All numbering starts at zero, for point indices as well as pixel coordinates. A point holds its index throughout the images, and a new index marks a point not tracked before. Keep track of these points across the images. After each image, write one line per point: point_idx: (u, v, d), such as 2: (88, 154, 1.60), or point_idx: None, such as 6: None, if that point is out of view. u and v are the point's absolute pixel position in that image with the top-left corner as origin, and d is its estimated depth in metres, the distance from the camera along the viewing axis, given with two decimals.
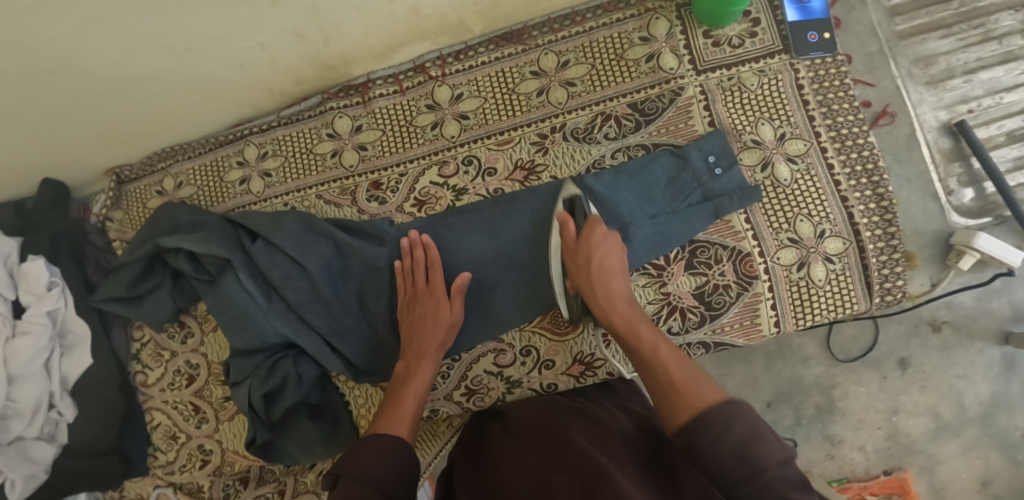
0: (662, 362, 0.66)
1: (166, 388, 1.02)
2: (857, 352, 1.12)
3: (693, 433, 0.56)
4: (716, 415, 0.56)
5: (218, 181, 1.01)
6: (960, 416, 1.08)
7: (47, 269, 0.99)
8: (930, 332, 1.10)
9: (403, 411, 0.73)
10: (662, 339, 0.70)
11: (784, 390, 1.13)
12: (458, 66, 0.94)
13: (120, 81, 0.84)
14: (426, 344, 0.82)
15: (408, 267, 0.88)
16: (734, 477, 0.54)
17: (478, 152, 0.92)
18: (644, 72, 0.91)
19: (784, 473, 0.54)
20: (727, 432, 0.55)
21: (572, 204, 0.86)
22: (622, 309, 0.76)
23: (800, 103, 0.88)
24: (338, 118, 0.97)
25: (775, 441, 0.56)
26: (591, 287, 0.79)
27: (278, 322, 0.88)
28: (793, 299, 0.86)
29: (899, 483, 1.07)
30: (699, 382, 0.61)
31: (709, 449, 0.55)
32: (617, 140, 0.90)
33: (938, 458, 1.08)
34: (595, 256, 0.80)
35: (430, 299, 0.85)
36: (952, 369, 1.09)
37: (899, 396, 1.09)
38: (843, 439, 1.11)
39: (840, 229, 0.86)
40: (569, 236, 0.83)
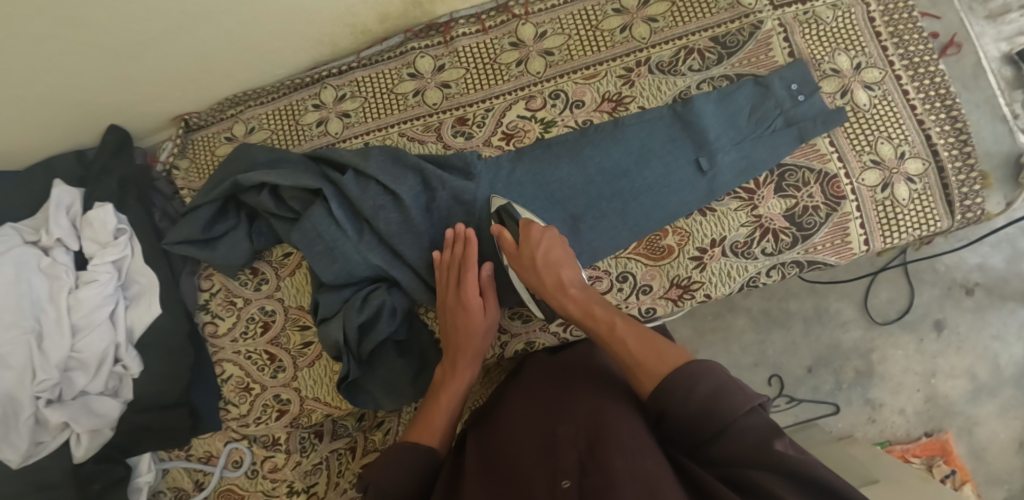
0: (623, 344, 0.71)
1: (239, 338, 0.99)
2: (895, 314, 1.21)
3: (663, 400, 0.63)
4: (677, 378, 0.63)
5: (294, 124, 1.00)
6: (996, 377, 1.17)
7: (115, 216, 0.96)
8: (963, 295, 1.20)
9: (434, 422, 0.77)
10: (617, 317, 0.75)
11: (825, 355, 1.21)
12: (541, 6, 0.97)
13: (215, 4, 0.82)
14: (460, 352, 0.82)
15: (446, 262, 0.85)
16: (706, 434, 0.60)
17: (565, 87, 0.94)
18: (723, 8, 0.94)
19: (752, 422, 0.59)
20: (692, 392, 0.61)
21: (504, 211, 0.86)
22: (573, 295, 0.79)
23: (872, 35, 0.93)
24: (420, 58, 0.98)
25: (741, 391, 0.61)
26: (543, 281, 0.81)
27: (370, 253, 0.87)
28: (880, 219, 0.89)
29: (940, 445, 1.16)
30: (659, 352, 0.68)
31: (679, 415, 0.62)
32: (702, 72, 0.92)
33: (977, 419, 1.17)
34: (537, 254, 0.81)
35: (461, 303, 0.83)
36: (987, 330, 1.18)
37: (936, 359, 1.19)
38: (883, 403, 1.19)
39: (918, 150, 0.90)
40: (509, 245, 0.84)
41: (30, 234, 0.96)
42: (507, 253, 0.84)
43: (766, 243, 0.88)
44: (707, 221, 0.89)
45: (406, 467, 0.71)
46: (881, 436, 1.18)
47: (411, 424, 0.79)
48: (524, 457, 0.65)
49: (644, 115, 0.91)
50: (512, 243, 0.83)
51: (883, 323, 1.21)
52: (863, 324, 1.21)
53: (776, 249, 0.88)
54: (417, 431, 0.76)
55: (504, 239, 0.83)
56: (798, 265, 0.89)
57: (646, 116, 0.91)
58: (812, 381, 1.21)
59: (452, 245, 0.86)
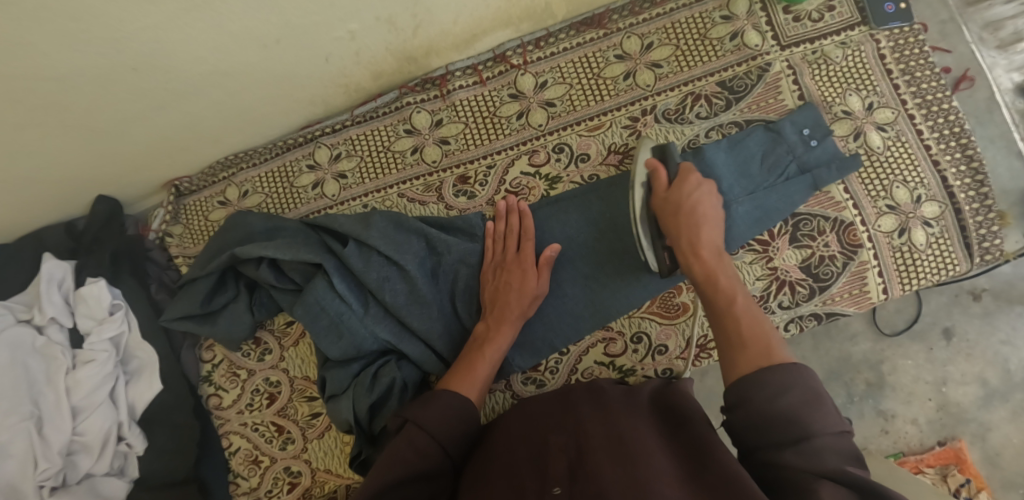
0: (735, 318, 0.67)
1: (245, 409, 0.96)
2: (903, 324, 1.14)
3: (747, 388, 0.58)
4: (777, 374, 0.57)
5: (288, 186, 0.96)
6: (1008, 382, 1.10)
7: (109, 291, 0.92)
8: (972, 301, 1.13)
9: (476, 374, 0.76)
10: (742, 295, 0.70)
11: (835, 369, 1.15)
12: (539, 53, 0.93)
13: (201, 79, 0.78)
14: (507, 310, 0.81)
15: (501, 230, 0.87)
16: (783, 434, 0.54)
17: (569, 139, 0.90)
18: (729, 50, 0.91)
19: (836, 445, 0.53)
20: (784, 393, 0.56)
21: (663, 151, 0.86)
22: (704, 257, 0.75)
23: (883, 73, 0.90)
24: (416, 113, 0.94)
25: (832, 414, 0.56)
26: (678, 229, 0.78)
27: (378, 327, 0.85)
28: (898, 265, 0.86)
29: (954, 453, 1.09)
30: (767, 341, 0.62)
31: (759, 408, 0.56)
32: (710, 119, 0.89)
33: (989, 425, 1.10)
34: (685, 205, 0.79)
35: (518, 267, 0.84)
36: (996, 334, 1.12)
37: (947, 367, 1.13)
38: (896, 414, 1.13)
39: (934, 192, 0.88)
40: (660, 183, 0.82)
41: (23, 312, 0.92)
42: (654, 192, 0.83)
43: (783, 296, 0.86)
44: None
45: (450, 416, 0.68)
46: (894, 447, 1.12)
47: (450, 372, 0.77)
48: (517, 463, 0.62)
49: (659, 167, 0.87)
50: (663, 182, 0.82)
51: (892, 334, 1.14)
52: (872, 336, 1.14)
53: (793, 302, 0.86)
54: (459, 380, 0.75)
55: (659, 174, 0.82)
56: (817, 317, 0.86)
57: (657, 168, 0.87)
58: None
59: (506, 217, 0.88)
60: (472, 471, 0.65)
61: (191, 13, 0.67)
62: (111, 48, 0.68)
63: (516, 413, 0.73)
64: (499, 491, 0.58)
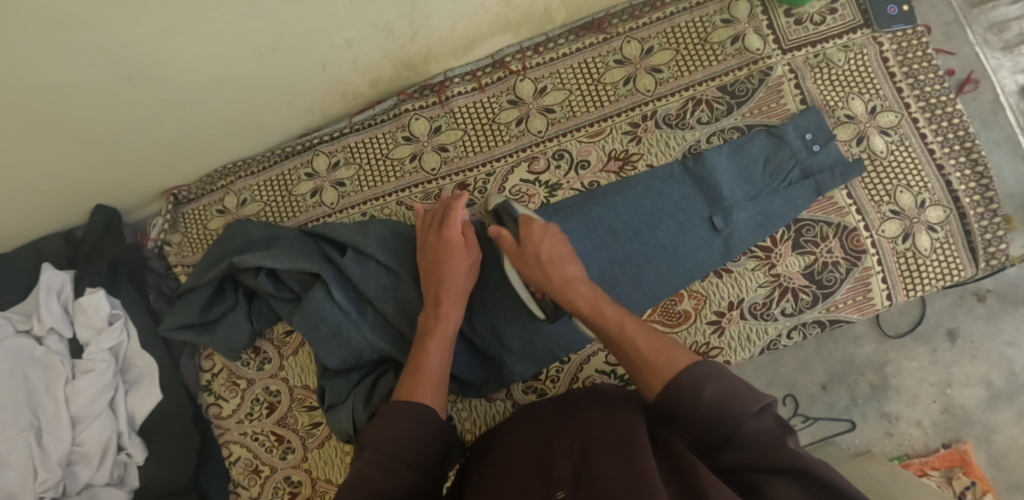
0: (632, 350, 0.66)
1: (245, 418, 0.95)
2: (907, 326, 1.13)
3: (673, 401, 0.58)
4: (690, 377, 0.58)
5: (286, 194, 0.95)
6: (1013, 383, 1.09)
7: (108, 301, 0.92)
8: (976, 302, 1.13)
9: (427, 373, 0.72)
10: (630, 319, 0.69)
11: (837, 371, 1.13)
12: (538, 59, 0.92)
13: (198, 88, 0.78)
14: (442, 288, 0.78)
15: (428, 221, 0.84)
16: (718, 436, 0.56)
17: (569, 146, 0.89)
18: (729, 54, 0.90)
19: (763, 424, 0.55)
20: (700, 393, 0.57)
21: (498, 213, 0.85)
22: (580, 294, 0.73)
23: (886, 76, 0.89)
24: (415, 120, 0.93)
25: (751, 390, 0.57)
26: (544, 278, 0.76)
27: (377, 338, 0.84)
28: (902, 271, 0.86)
29: (959, 455, 1.07)
30: (666, 354, 0.62)
31: (692, 417, 0.57)
32: (711, 125, 0.88)
33: (994, 427, 1.09)
34: (540, 250, 0.77)
35: (442, 243, 0.81)
36: (1000, 337, 1.10)
37: (951, 369, 1.11)
38: (900, 416, 1.11)
39: (938, 197, 0.87)
40: (508, 243, 0.80)
41: (22, 322, 0.91)
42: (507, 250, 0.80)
43: (786, 303, 0.85)
44: (724, 284, 0.86)
45: (405, 424, 0.64)
46: (898, 450, 1.10)
47: (400, 380, 0.72)
48: (520, 469, 0.61)
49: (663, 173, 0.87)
50: (511, 240, 0.80)
51: (895, 336, 1.13)
52: (875, 338, 1.13)
53: (796, 309, 0.85)
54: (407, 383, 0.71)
55: (503, 238, 0.80)
56: (820, 324, 0.85)
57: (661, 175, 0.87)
58: (827, 399, 1.12)
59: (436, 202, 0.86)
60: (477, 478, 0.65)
61: (186, 22, 0.66)
62: (106, 58, 0.68)
63: (521, 418, 0.73)
64: None
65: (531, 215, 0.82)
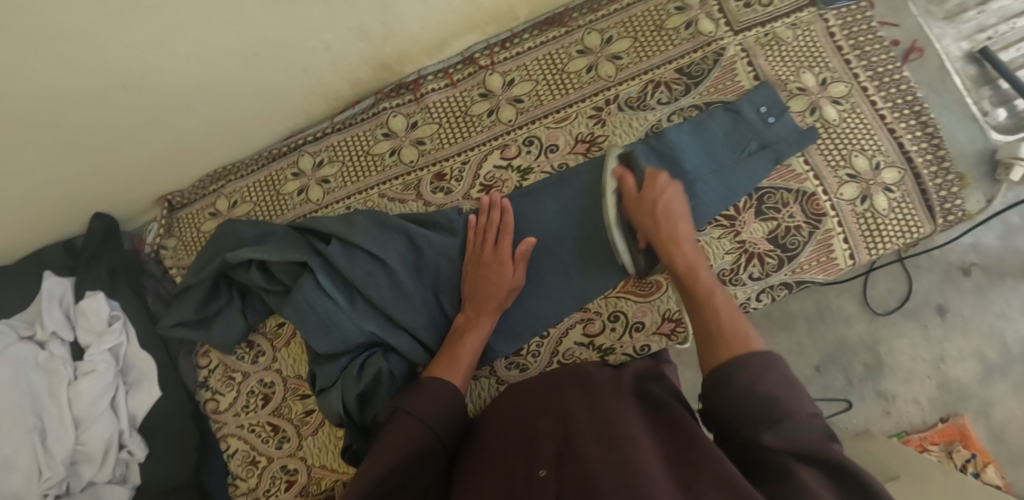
0: (714, 313, 0.70)
1: (241, 411, 0.99)
2: (895, 304, 1.15)
3: (727, 372, 0.61)
4: (753, 359, 0.61)
5: (275, 194, 1.01)
6: (1006, 356, 1.11)
7: (107, 304, 0.96)
8: (962, 276, 1.15)
9: (460, 364, 0.79)
10: (720, 288, 0.74)
11: (832, 353, 1.16)
12: (506, 54, 0.97)
13: (187, 94, 0.84)
14: (486, 304, 0.84)
15: (483, 225, 0.90)
16: (760, 420, 0.58)
17: (537, 132, 0.94)
18: (684, 39, 0.95)
19: (810, 424, 0.57)
20: (760, 376, 0.60)
21: (628, 160, 0.90)
22: (679, 251, 0.79)
23: (835, 49, 0.94)
24: (393, 117, 0.98)
25: (804, 394, 0.60)
26: (653, 229, 0.82)
27: (363, 321, 0.88)
28: (862, 230, 0.89)
29: (958, 430, 1.10)
30: (744, 330, 0.66)
31: (738, 396, 0.60)
32: (671, 104, 0.93)
33: (991, 399, 1.11)
34: (658, 201, 0.83)
35: (495, 263, 0.86)
36: (990, 308, 1.13)
37: (943, 344, 1.13)
38: (896, 394, 1.13)
39: (892, 159, 0.91)
40: (630, 187, 0.85)
41: (25, 330, 0.96)
42: (625, 196, 0.86)
43: (753, 268, 0.89)
44: None
45: (430, 403, 0.71)
46: (897, 427, 1.13)
47: (435, 360, 0.81)
48: (503, 451, 0.63)
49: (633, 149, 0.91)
50: (632, 188, 0.85)
51: (885, 313, 1.15)
52: (865, 317, 1.15)
53: (763, 273, 0.89)
54: (442, 367, 0.79)
55: (627, 181, 0.85)
56: (787, 287, 0.89)
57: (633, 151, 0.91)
58: (822, 381, 1.15)
59: (489, 212, 0.90)
60: (467, 459, 0.67)
61: (175, 30, 0.73)
62: (101, 66, 0.74)
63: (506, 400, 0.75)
64: (489, 478, 0.60)
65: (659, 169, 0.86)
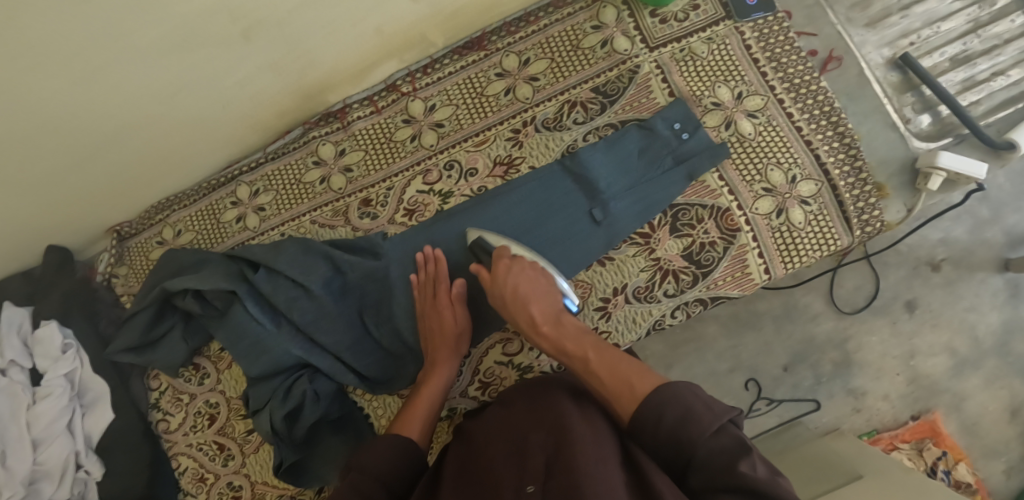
0: (597, 377, 0.73)
1: (190, 431, 1.04)
2: (864, 302, 1.22)
3: (635, 427, 0.65)
4: (647, 407, 0.64)
5: (215, 222, 1.05)
6: (977, 349, 1.21)
7: (61, 331, 1.01)
8: (930, 272, 1.23)
9: (415, 414, 0.82)
10: (591, 349, 0.76)
11: (801, 352, 1.23)
12: (427, 79, 0.99)
13: (113, 132, 0.84)
14: (438, 354, 0.87)
15: (423, 281, 0.91)
16: (679, 461, 0.62)
17: (458, 156, 0.97)
18: (600, 57, 0.96)
19: (719, 445, 0.59)
20: (661, 419, 0.63)
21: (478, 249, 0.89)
22: (545, 333, 0.81)
23: (751, 62, 0.94)
24: (322, 145, 1.01)
25: (708, 413, 0.62)
26: (522, 314, 0.82)
27: (291, 344, 0.92)
28: (778, 245, 0.89)
29: (929, 426, 1.20)
30: (630, 382, 0.69)
31: (653, 442, 0.64)
32: (587, 124, 0.94)
33: (963, 394, 1.21)
34: (506, 292, 0.82)
35: (435, 312, 0.89)
36: (960, 303, 1.22)
37: (913, 340, 1.22)
38: (866, 391, 1.21)
39: (809, 171, 0.90)
40: (484, 279, 0.86)
41: None
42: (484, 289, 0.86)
43: (668, 285, 0.90)
44: (607, 271, 0.91)
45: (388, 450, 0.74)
46: (868, 425, 1.21)
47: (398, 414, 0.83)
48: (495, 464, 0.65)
49: (551, 170, 0.93)
50: (486, 277, 0.85)
51: (854, 312, 1.22)
52: (834, 315, 1.22)
53: (678, 290, 0.90)
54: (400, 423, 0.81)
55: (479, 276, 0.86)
56: (702, 303, 0.89)
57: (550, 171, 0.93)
58: (791, 380, 1.22)
59: (424, 265, 0.92)
60: (461, 468, 0.68)
61: (81, 85, 0.74)
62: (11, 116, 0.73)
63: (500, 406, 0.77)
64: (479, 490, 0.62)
65: (502, 248, 0.86)
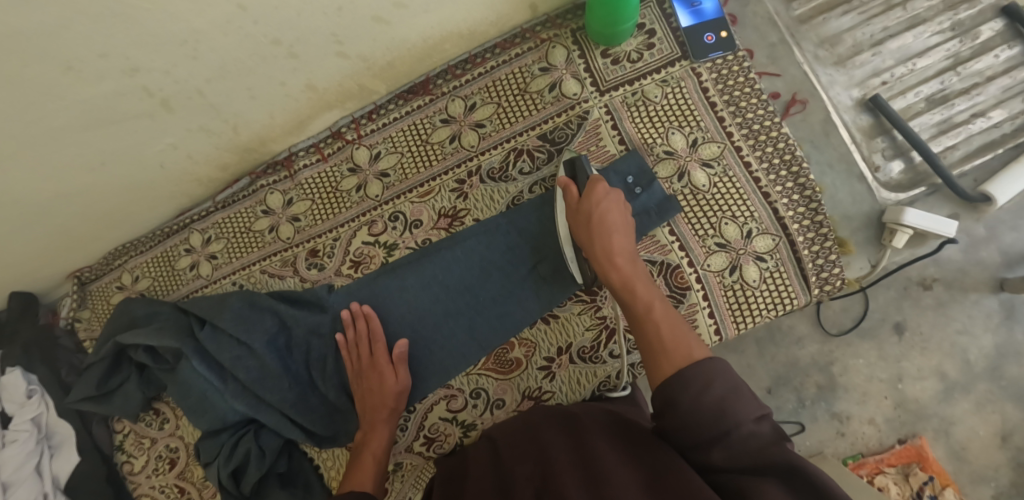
0: (654, 327, 0.63)
1: (152, 474, 1.05)
2: (851, 323, 1.06)
3: (671, 389, 0.56)
4: (695, 370, 0.55)
5: (170, 270, 1.05)
6: (968, 373, 1.03)
7: (25, 378, 1.03)
8: (921, 292, 1.05)
9: (365, 473, 0.77)
10: (660, 301, 0.67)
11: (783, 375, 1.07)
12: (372, 126, 0.97)
13: (52, 201, 0.84)
14: (379, 411, 0.83)
15: (351, 340, 0.88)
16: (710, 433, 0.53)
17: (402, 207, 0.94)
18: (549, 102, 0.92)
19: (760, 430, 0.52)
20: (706, 388, 0.54)
21: (573, 165, 0.85)
22: (619, 268, 0.72)
23: (707, 107, 0.88)
24: (270, 194, 1.00)
25: (752, 397, 0.54)
26: (592, 243, 0.75)
27: (235, 402, 0.90)
28: (730, 304, 0.85)
29: (916, 451, 1.02)
30: (688, 345, 0.60)
31: (687, 411, 0.54)
32: (533, 174, 0.91)
33: (953, 418, 1.03)
34: (594, 213, 0.75)
35: (375, 371, 0.85)
36: (950, 325, 1.04)
37: (901, 363, 1.05)
38: (851, 415, 1.05)
39: (766, 226, 0.85)
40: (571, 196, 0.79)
41: None
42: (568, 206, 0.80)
43: (614, 345, 0.87)
44: (551, 330, 0.89)
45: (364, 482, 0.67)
46: (852, 449, 1.04)
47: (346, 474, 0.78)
48: None
49: (496, 222, 0.90)
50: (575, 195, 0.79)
51: (840, 334, 1.06)
52: (818, 337, 1.06)
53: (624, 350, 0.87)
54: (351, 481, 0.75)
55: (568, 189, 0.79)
56: None
57: (495, 223, 0.90)
58: (773, 403, 1.06)
59: (354, 323, 0.89)
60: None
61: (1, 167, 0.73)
62: None
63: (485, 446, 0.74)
64: None
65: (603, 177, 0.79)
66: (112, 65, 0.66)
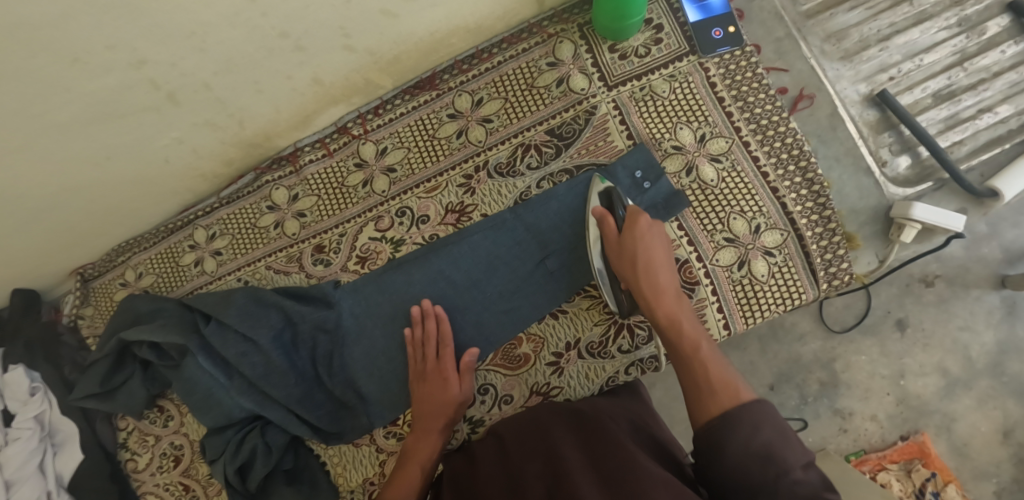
0: (701, 367, 0.68)
1: (156, 471, 1.05)
2: (853, 320, 1.06)
3: (721, 432, 0.60)
4: (745, 419, 0.59)
5: (174, 266, 1.04)
6: (970, 370, 1.03)
7: (28, 375, 1.02)
8: (923, 289, 1.06)
9: (407, 479, 0.77)
10: (705, 340, 0.72)
11: (786, 372, 1.07)
12: (379, 121, 0.97)
13: (57, 196, 0.84)
14: (435, 420, 0.83)
15: (419, 339, 0.87)
16: (760, 477, 0.56)
17: (409, 202, 0.94)
18: (555, 97, 0.91)
19: (807, 475, 0.55)
20: (756, 433, 0.58)
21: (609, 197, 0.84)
22: (662, 306, 0.75)
23: (715, 102, 0.88)
24: (275, 190, 0.99)
25: (798, 444, 0.58)
26: (635, 279, 0.78)
27: (241, 398, 0.90)
28: (738, 298, 0.85)
29: (918, 447, 1.02)
30: (737, 388, 0.64)
31: (736, 451, 0.58)
32: (540, 169, 0.90)
33: (954, 415, 1.03)
34: (638, 247, 0.78)
35: (438, 376, 0.85)
36: (952, 322, 1.04)
37: (903, 359, 1.05)
38: (853, 412, 1.05)
39: (775, 220, 0.85)
40: (610, 229, 0.81)
41: None
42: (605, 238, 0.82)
43: (622, 340, 0.87)
44: (560, 325, 0.89)
45: None
46: (854, 445, 1.05)
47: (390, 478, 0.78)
48: None
49: (503, 217, 0.89)
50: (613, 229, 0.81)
51: (842, 331, 1.06)
52: (821, 335, 1.06)
53: (632, 346, 0.87)
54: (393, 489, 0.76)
55: (606, 222, 0.81)
56: (657, 359, 0.87)
57: (502, 218, 0.89)
58: (776, 400, 1.06)
59: (423, 321, 0.88)
60: None
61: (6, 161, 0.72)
62: None
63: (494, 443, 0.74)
64: None
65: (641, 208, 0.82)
66: (119, 58, 0.65)
